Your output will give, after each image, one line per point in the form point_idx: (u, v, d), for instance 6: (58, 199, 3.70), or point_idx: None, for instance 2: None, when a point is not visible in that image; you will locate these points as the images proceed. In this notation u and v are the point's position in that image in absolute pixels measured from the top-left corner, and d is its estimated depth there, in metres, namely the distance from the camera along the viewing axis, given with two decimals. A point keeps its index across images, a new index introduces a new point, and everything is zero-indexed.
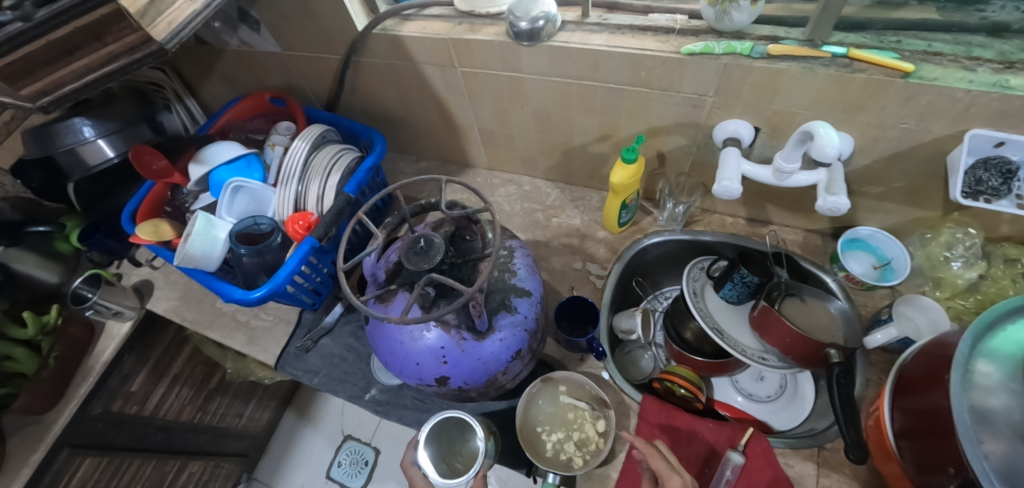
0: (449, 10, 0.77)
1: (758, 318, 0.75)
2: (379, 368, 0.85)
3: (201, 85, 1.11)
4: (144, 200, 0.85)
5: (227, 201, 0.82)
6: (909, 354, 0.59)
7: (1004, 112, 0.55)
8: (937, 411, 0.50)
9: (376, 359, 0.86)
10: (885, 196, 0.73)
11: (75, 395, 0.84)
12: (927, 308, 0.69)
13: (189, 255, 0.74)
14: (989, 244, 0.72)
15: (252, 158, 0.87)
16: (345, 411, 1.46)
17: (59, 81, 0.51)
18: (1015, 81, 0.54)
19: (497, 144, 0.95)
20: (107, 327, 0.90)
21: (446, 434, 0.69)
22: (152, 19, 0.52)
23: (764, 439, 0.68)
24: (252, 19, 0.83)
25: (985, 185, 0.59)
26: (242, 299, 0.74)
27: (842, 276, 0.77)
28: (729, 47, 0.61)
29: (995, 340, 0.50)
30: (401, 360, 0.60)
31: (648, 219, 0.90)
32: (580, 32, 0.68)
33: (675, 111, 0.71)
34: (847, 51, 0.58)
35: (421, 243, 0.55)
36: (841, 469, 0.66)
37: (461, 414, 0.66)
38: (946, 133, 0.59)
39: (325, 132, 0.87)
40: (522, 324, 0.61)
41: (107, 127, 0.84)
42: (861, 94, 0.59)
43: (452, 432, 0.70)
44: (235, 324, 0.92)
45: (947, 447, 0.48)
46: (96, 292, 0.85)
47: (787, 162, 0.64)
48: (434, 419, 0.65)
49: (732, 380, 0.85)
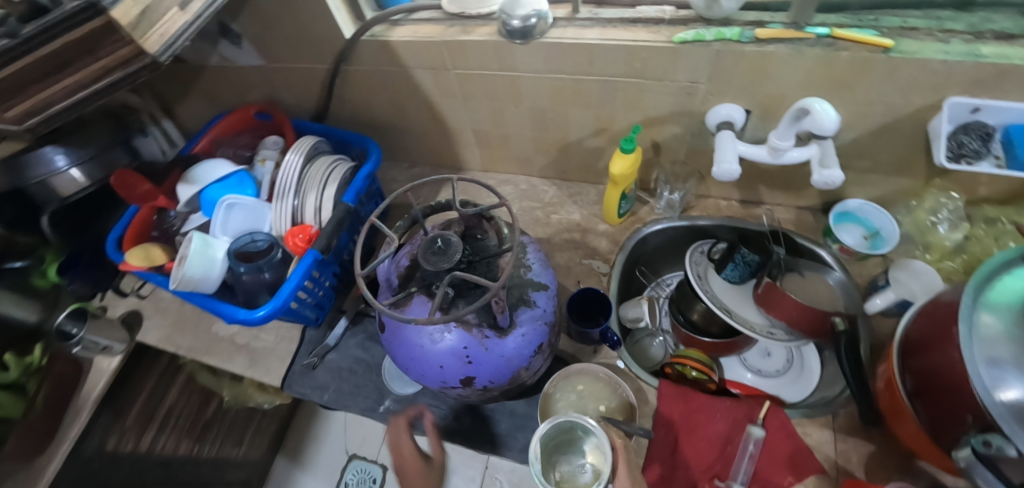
0: (438, 13, 0.77)
1: (763, 296, 0.78)
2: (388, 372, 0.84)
3: (177, 106, 1.08)
4: (129, 226, 0.82)
5: (221, 218, 0.79)
6: (910, 318, 0.63)
7: (979, 80, 0.59)
8: (945, 364, 0.53)
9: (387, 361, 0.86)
10: (871, 169, 0.76)
11: (67, 436, 0.80)
12: (921, 272, 0.72)
13: (187, 278, 0.71)
14: (970, 206, 0.76)
15: (244, 175, 0.84)
16: (348, 428, 1.42)
17: (48, 99, 0.50)
18: (985, 49, 0.57)
19: (491, 144, 0.95)
20: (94, 363, 0.86)
21: (556, 435, 0.62)
22: (143, 31, 0.50)
23: (782, 411, 0.70)
24: (233, 33, 0.82)
25: (966, 148, 0.62)
26: (245, 320, 0.71)
27: (837, 248, 0.81)
28: (719, 33, 0.63)
29: (993, 292, 0.52)
30: (422, 364, 0.59)
31: (646, 208, 0.92)
32: (573, 27, 0.70)
33: (669, 100, 0.73)
34: (831, 31, 0.61)
35: (439, 242, 0.55)
36: (856, 433, 0.68)
37: (582, 423, 0.58)
38: (926, 104, 0.63)
39: (317, 143, 0.85)
40: (542, 318, 0.61)
41: (82, 154, 0.83)
42: (847, 71, 0.62)
43: (566, 430, 0.61)
44: (234, 347, 0.90)
45: (957, 396, 0.51)
46: (82, 327, 0.82)
47: (781, 141, 0.67)
48: (560, 423, 0.58)
49: (740, 358, 0.87)
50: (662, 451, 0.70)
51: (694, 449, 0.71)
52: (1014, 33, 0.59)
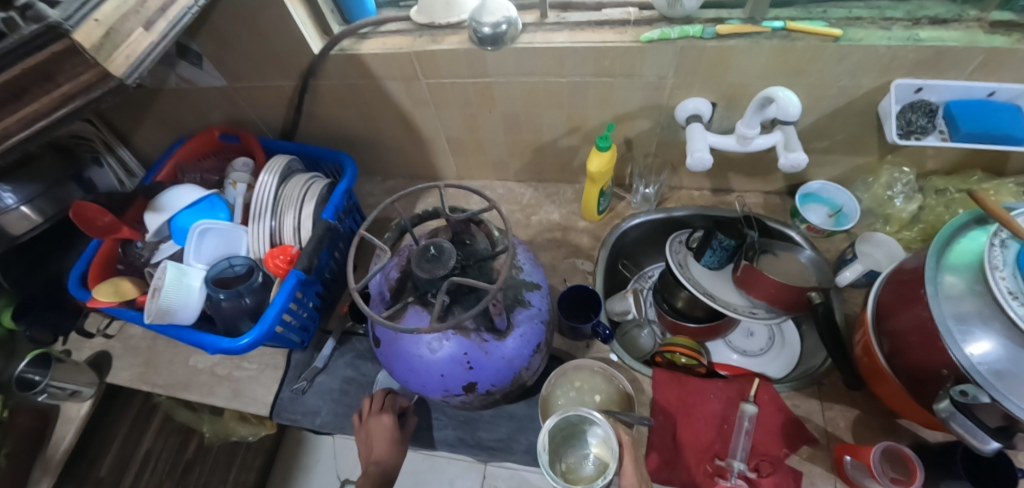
0: (406, 24, 0.77)
1: (742, 278, 0.81)
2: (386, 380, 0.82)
3: (133, 133, 1.03)
4: (91, 262, 0.78)
5: (193, 244, 0.75)
6: (880, 286, 0.67)
7: (919, 61, 0.64)
8: (918, 325, 0.58)
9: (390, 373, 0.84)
10: (828, 149, 0.81)
11: None
12: (883, 243, 0.78)
13: (163, 310, 0.68)
14: (920, 179, 0.83)
15: (215, 198, 0.81)
16: (337, 454, 1.35)
17: (7, 131, 0.47)
18: (922, 34, 0.64)
19: (466, 151, 0.96)
20: (62, 411, 0.81)
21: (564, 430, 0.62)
22: (109, 53, 0.48)
23: (771, 386, 0.74)
24: (194, 53, 0.80)
25: (915, 125, 0.68)
26: (230, 349, 0.69)
27: (805, 227, 0.85)
28: (683, 31, 0.66)
29: (952, 254, 0.58)
30: (422, 375, 0.59)
31: (623, 203, 0.95)
32: (542, 31, 0.71)
33: (639, 96, 0.76)
34: (786, 24, 0.65)
35: (432, 250, 0.55)
36: (840, 399, 0.73)
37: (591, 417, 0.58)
38: (874, 86, 0.68)
39: (291, 161, 0.83)
40: (538, 317, 0.62)
41: (29, 191, 0.79)
42: (802, 60, 0.66)
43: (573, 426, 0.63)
44: (215, 379, 0.86)
45: (932, 353, 0.56)
46: (45, 373, 0.77)
47: (748, 128, 0.70)
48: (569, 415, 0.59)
49: (725, 340, 0.90)
50: (664, 438, 0.72)
51: (693, 432, 0.73)
52: (946, 18, 0.66)
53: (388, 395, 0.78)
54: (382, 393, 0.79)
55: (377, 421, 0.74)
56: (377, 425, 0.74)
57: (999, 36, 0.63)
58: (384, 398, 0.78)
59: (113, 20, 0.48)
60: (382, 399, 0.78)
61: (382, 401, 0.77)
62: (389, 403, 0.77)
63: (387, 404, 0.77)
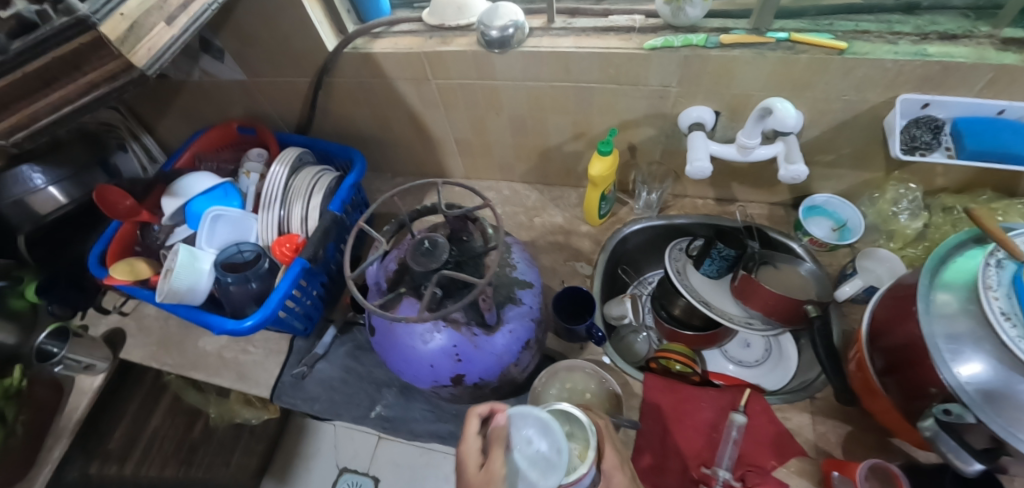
0: (418, 25, 0.80)
1: (739, 288, 0.81)
2: (523, 412, 0.51)
3: (157, 122, 1.08)
4: (111, 241, 0.82)
5: (206, 231, 0.79)
6: (877, 301, 0.67)
7: (926, 77, 0.64)
8: (911, 343, 0.57)
9: (538, 409, 0.51)
10: (835, 163, 0.81)
11: (49, 460, 0.79)
12: (885, 258, 0.78)
13: (174, 290, 0.72)
14: (928, 196, 0.82)
15: (229, 186, 0.85)
16: (338, 444, 1.38)
17: (34, 115, 0.51)
18: (930, 50, 0.63)
19: (473, 152, 0.97)
20: (77, 383, 0.86)
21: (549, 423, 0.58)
22: (132, 45, 0.51)
23: (763, 397, 0.74)
24: (215, 47, 0.83)
25: (919, 141, 0.68)
26: (234, 330, 0.71)
27: (806, 240, 0.85)
28: (686, 40, 0.67)
29: (947, 271, 0.57)
30: (414, 365, 0.60)
31: (625, 209, 0.95)
32: (548, 36, 0.73)
33: (642, 103, 0.77)
34: (789, 35, 0.65)
35: (426, 244, 0.57)
36: (833, 415, 0.72)
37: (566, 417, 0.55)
38: (881, 100, 0.68)
39: (301, 154, 0.86)
40: (528, 315, 0.63)
41: (59, 173, 0.85)
42: (806, 72, 0.66)
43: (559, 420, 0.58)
44: (222, 362, 0.89)
45: (924, 372, 0.55)
46: (63, 346, 0.81)
47: (749, 138, 0.70)
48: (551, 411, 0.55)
49: (721, 350, 0.91)
50: (652, 441, 0.73)
51: (682, 438, 0.73)
52: (955, 34, 0.65)
53: (503, 426, 0.51)
54: (503, 420, 0.51)
55: (471, 434, 0.55)
56: (468, 439, 0.55)
57: (1010, 53, 0.62)
58: (499, 424, 0.51)
59: (139, 14, 0.51)
60: (496, 423, 0.51)
61: (494, 428, 0.51)
62: (494, 434, 0.50)
63: (498, 435, 0.50)
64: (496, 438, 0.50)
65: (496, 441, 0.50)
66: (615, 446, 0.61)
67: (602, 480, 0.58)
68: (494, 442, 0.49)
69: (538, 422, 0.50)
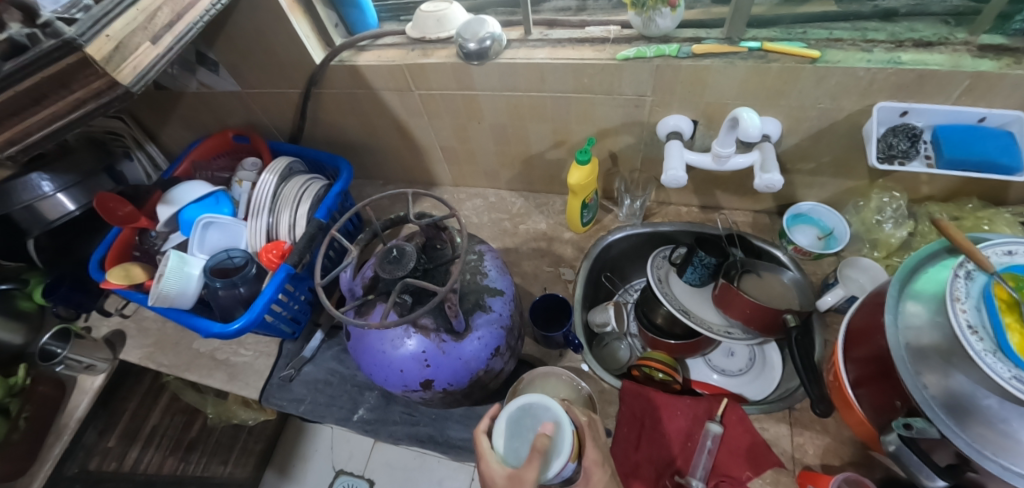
0: (402, 38, 0.82)
1: (719, 296, 0.80)
2: (545, 404, 0.57)
3: (160, 131, 1.13)
4: (111, 247, 0.85)
5: (197, 238, 0.83)
6: (855, 308, 0.65)
7: (901, 85, 0.63)
8: (880, 355, 0.57)
9: (557, 407, 0.57)
10: (816, 171, 0.80)
11: (49, 455, 0.82)
12: (868, 267, 0.78)
13: (164, 294, 0.75)
14: (914, 204, 0.81)
15: (221, 195, 0.89)
16: (334, 445, 1.41)
17: (26, 129, 0.54)
18: (904, 57, 0.63)
19: (459, 160, 0.99)
20: (78, 382, 0.89)
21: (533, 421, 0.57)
22: (117, 65, 0.53)
23: (739, 408, 0.73)
24: (210, 60, 0.87)
25: (896, 149, 0.66)
26: (220, 333, 0.74)
27: (792, 249, 0.84)
28: (658, 50, 0.68)
29: (918, 282, 0.56)
30: (384, 369, 0.62)
31: (609, 216, 0.96)
32: (525, 47, 0.74)
33: (619, 112, 0.77)
34: (761, 45, 0.66)
35: (394, 252, 0.59)
36: (811, 426, 0.71)
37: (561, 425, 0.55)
38: (857, 108, 0.68)
39: (292, 163, 0.89)
40: (498, 322, 0.64)
41: (66, 180, 0.88)
42: (779, 80, 0.66)
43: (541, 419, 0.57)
44: (214, 363, 0.92)
45: (891, 385, 0.55)
46: (65, 347, 0.84)
47: (723, 147, 0.71)
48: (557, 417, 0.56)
49: (705, 359, 0.91)
50: (626, 449, 0.73)
51: (659, 447, 0.73)
52: (931, 41, 0.65)
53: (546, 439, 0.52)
54: (548, 431, 0.53)
55: (486, 445, 0.57)
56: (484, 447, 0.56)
57: (987, 60, 0.61)
58: (544, 437, 0.53)
59: (123, 35, 0.53)
60: (542, 435, 0.53)
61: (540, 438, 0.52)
62: (537, 445, 0.51)
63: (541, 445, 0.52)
64: (538, 450, 0.51)
65: (538, 450, 0.51)
66: (596, 443, 0.61)
67: (582, 476, 0.59)
68: (535, 452, 0.51)
69: (554, 417, 0.56)
